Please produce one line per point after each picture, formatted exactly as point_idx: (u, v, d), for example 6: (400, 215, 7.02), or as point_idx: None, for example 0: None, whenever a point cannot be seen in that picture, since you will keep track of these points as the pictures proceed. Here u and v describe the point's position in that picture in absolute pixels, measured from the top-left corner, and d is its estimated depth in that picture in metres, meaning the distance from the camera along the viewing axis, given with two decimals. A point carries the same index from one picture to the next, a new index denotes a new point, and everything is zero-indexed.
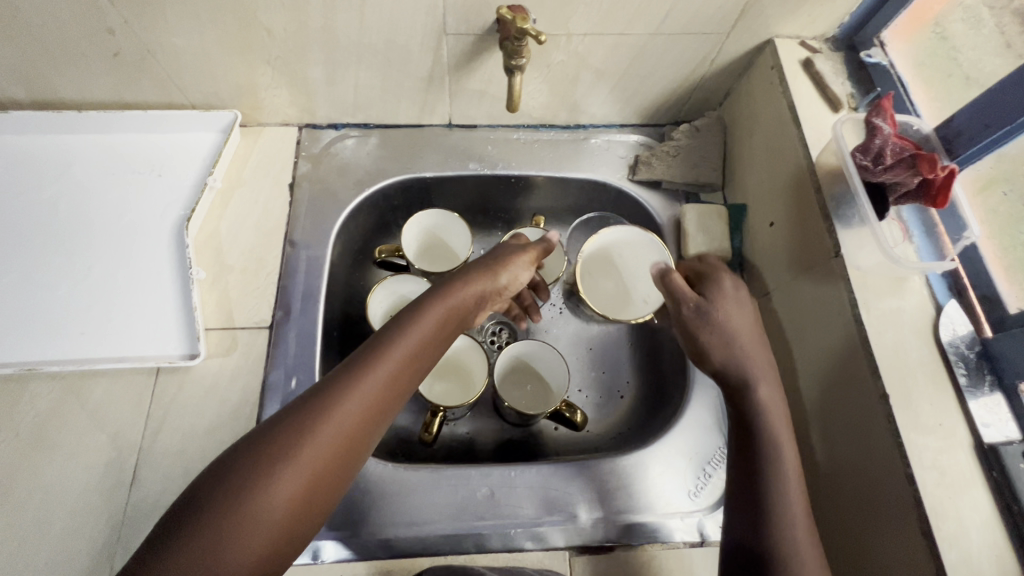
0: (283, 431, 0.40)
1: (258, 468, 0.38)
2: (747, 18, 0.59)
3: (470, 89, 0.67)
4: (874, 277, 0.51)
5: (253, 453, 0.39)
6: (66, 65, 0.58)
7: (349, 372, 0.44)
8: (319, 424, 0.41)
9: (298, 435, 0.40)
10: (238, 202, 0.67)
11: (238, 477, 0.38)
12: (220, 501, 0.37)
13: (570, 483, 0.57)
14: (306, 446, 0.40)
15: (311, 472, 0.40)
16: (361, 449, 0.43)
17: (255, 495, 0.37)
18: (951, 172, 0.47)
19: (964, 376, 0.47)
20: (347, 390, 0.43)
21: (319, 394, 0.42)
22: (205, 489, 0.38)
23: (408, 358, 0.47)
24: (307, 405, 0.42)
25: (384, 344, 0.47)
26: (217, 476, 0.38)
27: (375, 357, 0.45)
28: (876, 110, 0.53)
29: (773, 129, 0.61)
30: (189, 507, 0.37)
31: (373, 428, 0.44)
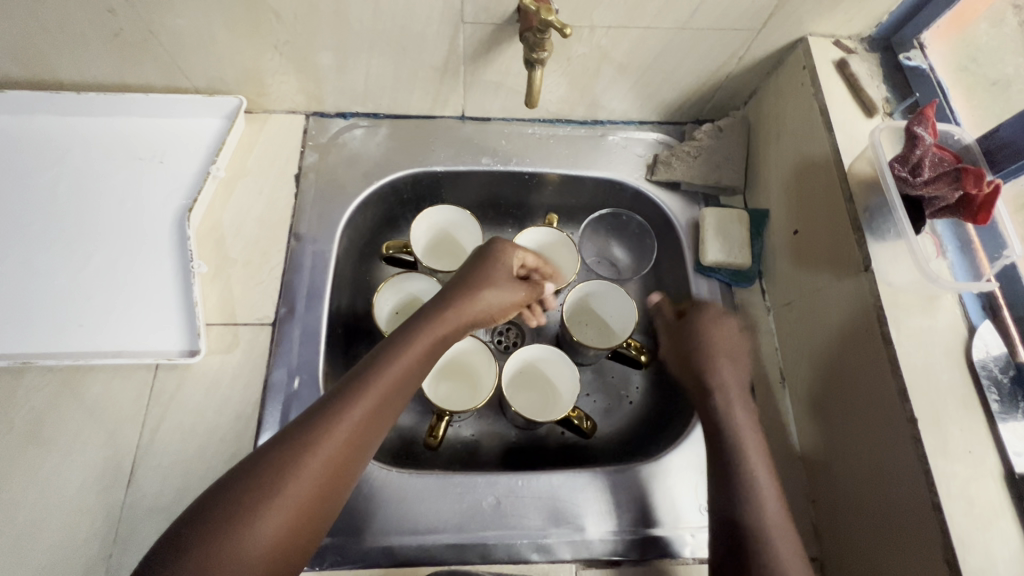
0: (265, 467, 0.41)
1: (252, 494, 0.40)
2: (781, 15, 0.56)
3: (486, 80, 0.64)
4: (906, 294, 0.48)
5: (240, 485, 0.41)
6: (64, 44, 0.55)
7: (336, 401, 0.45)
8: (301, 460, 0.42)
9: (279, 471, 0.41)
10: (242, 192, 0.65)
11: (234, 502, 0.40)
12: (207, 535, 0.38)
13: (579, 493, 0.55)
14: (288, 482, 0.41)
15: (299, 500, 0.41)
16: (350, 474, 0.44)
17: (249, 522, 0.39)
18: (995, 188, 0.45)
19: (996, 402, 0.45)
20: (328, 423, 0.43)
21: (308, 422, 0.44)
22: (199, 516, 0.39)
23: (395, 383, 0.47)
24: (289, 441, 0.43)
25: (368, 373, 0.47)
26: (208, 505, 0.40)
27: (359, 384, 0.46)
28: (918, 118, 0.49)
29: (802, 133, 0.58)
30: (190, 529, 0.39)
31: (360, 453, 0.45)
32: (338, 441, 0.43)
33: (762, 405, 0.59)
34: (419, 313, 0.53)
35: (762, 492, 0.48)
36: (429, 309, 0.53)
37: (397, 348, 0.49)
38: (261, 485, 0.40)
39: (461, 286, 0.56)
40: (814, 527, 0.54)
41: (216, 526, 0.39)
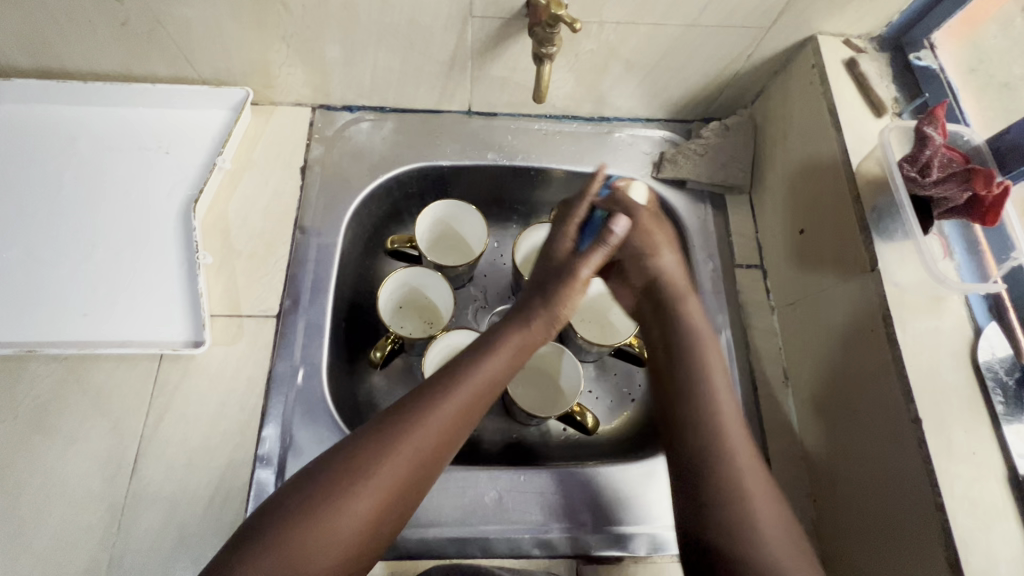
0: (360, 454, 0.42)
1: (345, 479, 0.41)
2: (791, 12, 0.56)
3: (494, 75, 0.64)
4: (912, 294, 0.48)
5: (332, 468, 0.42)
6: (72, 33, 0.55)
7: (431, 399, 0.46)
8: (393, 451, 0.42)
9: (373, 459, 0.42)
10: (248, 184, 0.65)
11: (327, 488, 0.41)
12: (295, 513, 0.40)
13: (580, 490, 0.56)
14: (378, 471, 0.42)
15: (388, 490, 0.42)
16: (434, 473, 0.45)
17: (342, 501, 0.40)
18: (1005, 189, 0.45)
19: (1001, 404, 0.45)
20: (421, 417, 0.44)
21: (401, 415, 0.45)
22: (295, 489, 0.41)
23: (487, 385, 0.48)
24: (384, 431, 0.44)
25: (460, 372, 0.48)
26: (299, 485, 0.42)
27: (454, 382, 0.47)
28: (928, 117, 0.49)
29: (810, 133, 0.58)
30: (285, 504, 0.41)
31: (447, 452, 0.45)
32: (429, 436, 0.44)
33: (765, 406, 0.59)
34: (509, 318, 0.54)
35: (746, 494, 0.45)
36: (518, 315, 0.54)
37: (489, 352, 0.50)
38: (353, 475, 0.41)
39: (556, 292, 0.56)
40: (815, 527, 0.54)
41: (304, 508, 0.40)
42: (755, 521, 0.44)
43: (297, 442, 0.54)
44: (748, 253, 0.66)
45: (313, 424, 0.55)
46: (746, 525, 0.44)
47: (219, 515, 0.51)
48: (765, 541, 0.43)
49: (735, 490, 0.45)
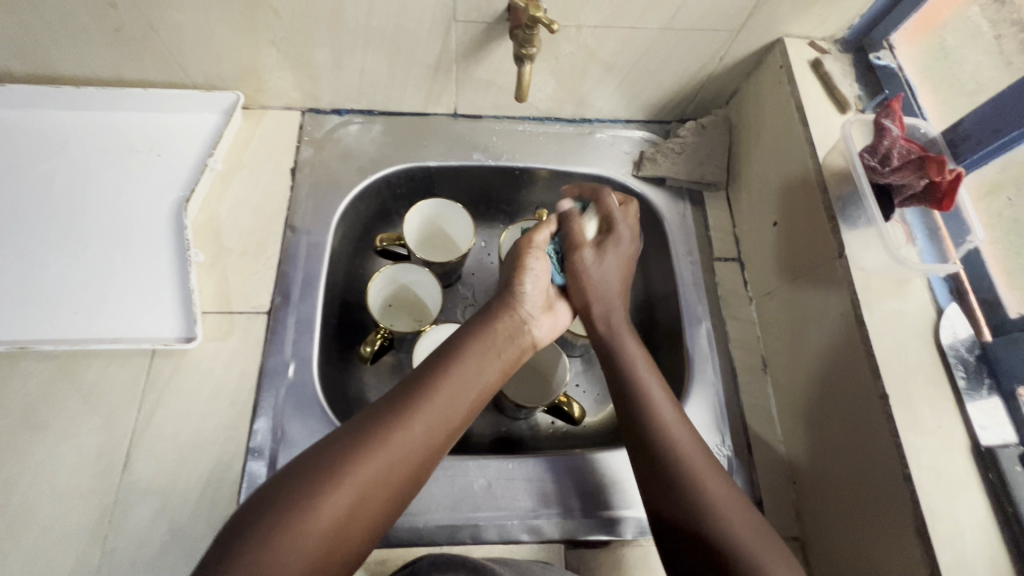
0: (331, 457, 0.41)
1: (313, 480, 0.39)
2: (758, 16, 0.59)
3: (478, 78, 0.66)
4: (878, 278, 0.51)
5: (305, 473, 0.40)
6: (66, 39, 0.57)
7: (396, 403, 0.45)
8: (365, 455, 0.41)
9: (342, 463, 0.40)
10: (239, 185, 0.66)
11: (295, 492, 0.39)
12: (262, 519, 0.37)
13: (567, 476, 0.57)
14: (347, 478, 0.40)
15: (362, 487, 0.40)
16: (410, 485, 0.43)
17: (310, 508, 0.38)
18: (956, 175, 0.47)
19: (963, 379, 0.48)
20: (398, 423, 0.43)
21: (366, 423, 0.43)
22: (263, 500, 0.38)
23: (461, 389, 0.47)
24: (357, 434, 0.42)
25: (436, 378, 0.47)
26: (262, 500, 0.39)
27: (429, 388, 0.46)
28: (885, 111, 0.53)
29: (780, 129, 0.61)
30: (252, 515, 0.38)
31: (424, 465, 0.44)
32: (404, 446, 0.43)
33: (745, 392, 0.61)
34: (471, 323, 0.53)
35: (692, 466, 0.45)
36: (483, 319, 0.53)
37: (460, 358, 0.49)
38: (320, 475, 0.40)
39: (503, 300, 0.55)
40: (795, 508, 0.56)
41: (273, 516, 0.37)
42: (705, 489, 0.44)
43: (288, 434, 0.55)
44: (726, 247, 0.69)
45: (304, 417, 0.56)
46: (698, 498, 0.43)
47: (211, 506, 0.51)
48: (711, 494, 0.44)
49: (685, 474, 0.45)
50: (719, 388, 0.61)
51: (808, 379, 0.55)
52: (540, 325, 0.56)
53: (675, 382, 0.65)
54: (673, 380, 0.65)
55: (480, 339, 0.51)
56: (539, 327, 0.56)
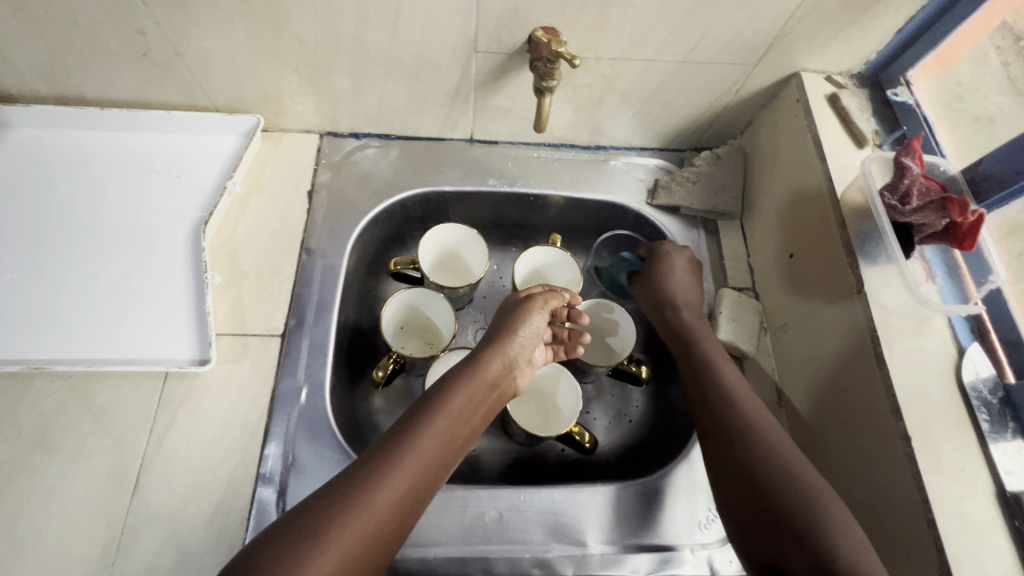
0: (319, 513, 0.41)
1: (301, 541, 0.39)
2: (776, 51, 0.59)
3: (496, 105, 0.67)
4: (897, 316, 0.50)
5: (296, 531, 0.39)
6: (93, 63, 0.58)
7: (379, 459, 0.44)
8: (352, 506, 0.41)
9: (330, 516, 0.40)
10: (256, 207, 0.67)
11: (282, 558, 0.37)
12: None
13: (580, 510, 0.56)
14: (336, 531, 0.40)
15: (348, 550, 0.39)
16: (402, 529, 0.43)
17: (304, 566, 0.37)
18: (979, 216, 0.47)
19: (987, 422, 0.47)
20: (386, 472, 0.43)
21: (347, 483, 0.43)
22: (255, 555, 0.38)
23: (443, 440, 0.48)
24: (343, 489, 0.42)
25: (423, 423, 0.47)
26: (252, 562, 0.38)
27: (416, 433, 0.46)
28: (906, 149, 0.52)
29: (796, 163, 0.61)
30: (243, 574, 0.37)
31: (413, 509, 0.44)
32: (394, 494, 0.43)
33: None
34: (459, 374, 0.53)
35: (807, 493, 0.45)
36: (472, 368, 0.53)
37: (447, 399, 0.50)
38: (307, 540, 0.39)
39: (493, 350, 0.55)
40: None
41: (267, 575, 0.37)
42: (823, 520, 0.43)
43: (299, 460, 0.55)
44: (741, 277, 0.69)
45: (315, 442, 0.56)
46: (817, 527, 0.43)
47: (220, 533, 0.51)
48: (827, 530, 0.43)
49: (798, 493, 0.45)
50: None
51: (825, 416, 0.55)
52: (524, 373, 0.58)
53: (688, 414, 0.64)
54: (686, 412, 0.65)
55: (466, 390, 0.51)
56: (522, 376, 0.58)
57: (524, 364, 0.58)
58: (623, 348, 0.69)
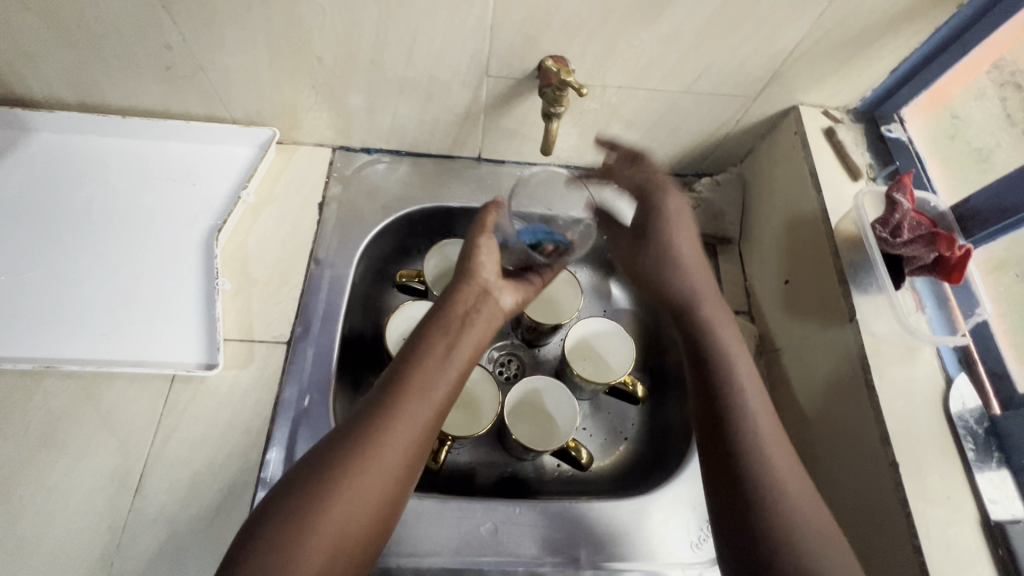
0: (323, 468, 0.42)
1: (308, 499, 0.41)
2: (776, 84, 0.62)
3: (504, 127, 0.69)
4: (888, 344, 0.52)
5: (298, 493, 0.41)
6: (119, 74, 0.60)
7: (372, 407, 0.46)
8: (357, 454, 0.43)
9: (335, 468, 0.42)
10: (268, 216, 0.68)
11: (282, 526, 0.39)
12: (271, 540, 0.39)
13: (573, 525, 0.57)
14: (347, 479, 0.42)
15: (362, 492, 0.42)
16: (416, 463, 0.46)
17: (317, 517, 0.40)
18: (966, 252, 0.50)
19: (972, 451, 0.48)
20: (384, 417, 0.45)
21: (336, 448, 0.44)
22: (263, 524, 0.40)
23: (432, 376, 0.49)
24: (344, 442, 0.44)
25: (411, 366, 0.49)
26: (260, 528, 0.40)
27: (405, 377, 0.48)
28: (896, 184, 0.54)
29: (794, 191, 0.64)
30: (261, 540, 0.39)
31: (424, 443, 0.47)
32: (400, 433, 0.45)
33: None
34: (430, 323, 0.54)
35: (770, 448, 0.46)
36: (439, 315, 0.55)
37: (429, 341, 0.52)
38: (301, 513, 0.40)
39: (459, 290, 0.58)
40: None
41: (281, 536, 0.39)
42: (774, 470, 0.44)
43: None
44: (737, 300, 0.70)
45: None
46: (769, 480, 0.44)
47: (218, 535, 0.52)
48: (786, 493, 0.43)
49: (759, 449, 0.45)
50: None
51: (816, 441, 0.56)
52: (502, 292, 0.60)
53: (682, 435, 0.65)
54: (680, 433, 0.66)
55: (436, 335, 0.53)
56: (502, 296, 0.60)
57: (500, 286, 0.60)
58: (624, 365, 0.69)
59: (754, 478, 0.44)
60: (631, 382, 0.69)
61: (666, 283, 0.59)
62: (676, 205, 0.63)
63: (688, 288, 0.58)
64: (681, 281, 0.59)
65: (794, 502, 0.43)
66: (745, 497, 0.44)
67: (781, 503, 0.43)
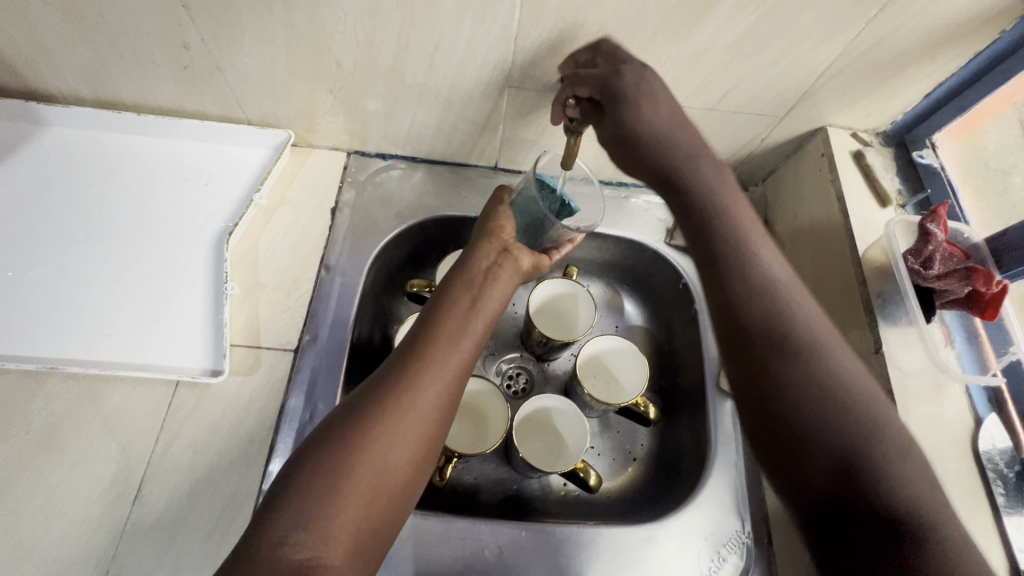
0: (359, 414, 0.42)
1: (343, 440, 0.41)
2: (804, 105, 0.60)
3: (523, 137, 0.68)
4: (914, 380, 0.50)
5: (330, 440, 0.41)
6: (135, 71, 0.59)
7: (404, 357, 0.46)
8: (393, 398, 0.43)
9: (371, 413, 0.42)
10: (280, 220, 0.67)
11: (325, 465, 0.39)
12: (309, 482, 0.39)
13: (581, 550, 0.56)
14: (382, 421, 0.42)
15: (397, 432, 0.42)
16: (448, 412, 0.46)
17: (355, 458, 0.40)
18: (1002, 288, 0.48)
19: (1002, 496, 0.46)
20: (414, 365, 0.45)
21: (373, 392, 0.44)
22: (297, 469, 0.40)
23: (457, 326, 0.49)
24: (376, 390, 0.44)
25: (434, 321, 0.50)
26: (291, 478, 0.39)
27: (430, 330, 0.48)
28: (930, 215, 0.52)
29: (818, 214, 0.62)
30: (296, 485, 0.39)
31: (456, 392, 0.47)
32: (430, 379, 0.45)
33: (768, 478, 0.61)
34: (454, 277, 0.54)
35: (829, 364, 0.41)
36: (462, 270, 0.55)
37: (449, 296, 0.52)
38: (345, 452, 0.40)
39: (481, 247, 0.57)
40: None
41: (321, 477, 0.39)
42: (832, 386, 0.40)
43: None
44: None
45: None
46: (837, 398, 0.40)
47: (217, 548, 0.50)
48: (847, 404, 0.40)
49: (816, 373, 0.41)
50: (741, 468, 0.61)
51: None
52: (522, 250, 0.59)
53: (694, 459, 0.64)
54: (692, 457, 0.65)
55: (460, 287, 0.53)
56: (521, 253, 0.58)
57: (519, 246, 0.59)
58: (638, 387, 0.67)
59: (798, 375, 0.41)
60: (644, 402, 0.66)
61: (684, 187, 0.48)
62: (668, 101, 0.49)
63: (677, 150, 0.49)
64: (708, 168, 0.49)
65: (863, 401, 0.40)
66: (787, 401, 0.41)
67: (836, 399, 0.40)
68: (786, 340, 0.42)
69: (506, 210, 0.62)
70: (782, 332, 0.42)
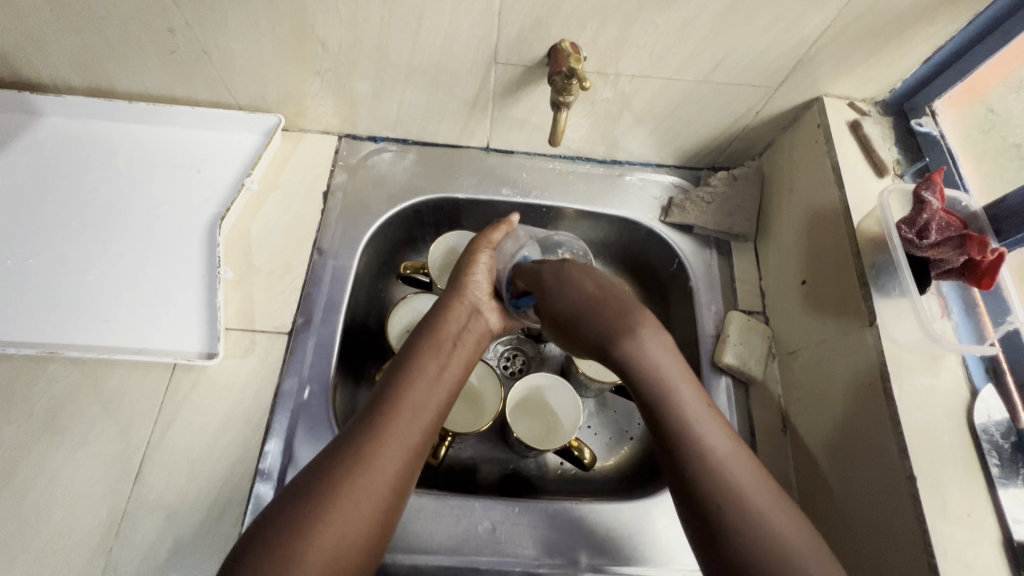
0: (310, 494, 0.42)
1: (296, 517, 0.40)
2: (799, 74, 0.59)
3: (513, 116, 0.67)
4: (910, 352, 0.49)
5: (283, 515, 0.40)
6: (123, 58, 0.59)
7: (363, 429, 0.45)
8: (344, 479, 0.42)
9: (322, 495, 0.41)
10: (272, 205, 0.68)
11: (275, 549, 0.39)
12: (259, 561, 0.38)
13: (572, 528, 0.56)
14: (332, 503, 0.41)
15: (346, 513, 0.41)
16: (407, 484, 0.45)
17: (303, 538, 0.39)
18: (999, 255, 0.47)
19: (997, 467, 0.46)
20: (370, 441, 0.44)
21: (326, 467, 0.43)
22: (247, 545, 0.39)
23: (416, 398, 0.49)
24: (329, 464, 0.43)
25: (394, 391, 0.48)
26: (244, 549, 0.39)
27: (389, 402, 0.47)
28: (924, 183, 0.52)
29: (813, 188, 0.61)
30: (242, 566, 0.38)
31: (415, 464, 0.46)
32: (385, 459, 0.44)
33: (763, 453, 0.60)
34: (420, 342, 0.53)
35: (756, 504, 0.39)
36: (429, 335, 0.54)
37: (416, 363, 0.51)
38: (302, 523, 0.40)
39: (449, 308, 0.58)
40: None
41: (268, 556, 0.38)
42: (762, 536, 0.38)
43: (298, 458, 0.56)
44: (752, 300, 0.68)
45: (315, 440, 0.57)
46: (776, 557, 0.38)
47: (216, 526, 0.51)
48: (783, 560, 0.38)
49: (747, 526, 0.39)
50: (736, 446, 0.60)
51: (817, 447, 0.55)
52: (492, 311, 0.60)
53: None
54: None
55: (428, 351, 0.52)
56: (490, 315, 0.60)
57: (489, 304, 0.61)
58: None
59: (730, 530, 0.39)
60: None
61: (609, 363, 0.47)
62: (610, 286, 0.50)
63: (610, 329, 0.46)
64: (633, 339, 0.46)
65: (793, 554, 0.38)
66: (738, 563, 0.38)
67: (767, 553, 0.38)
68: (724, 492, 0.40)
69: (489, 257, 0.62)
70: (728, 488, 0.40)
